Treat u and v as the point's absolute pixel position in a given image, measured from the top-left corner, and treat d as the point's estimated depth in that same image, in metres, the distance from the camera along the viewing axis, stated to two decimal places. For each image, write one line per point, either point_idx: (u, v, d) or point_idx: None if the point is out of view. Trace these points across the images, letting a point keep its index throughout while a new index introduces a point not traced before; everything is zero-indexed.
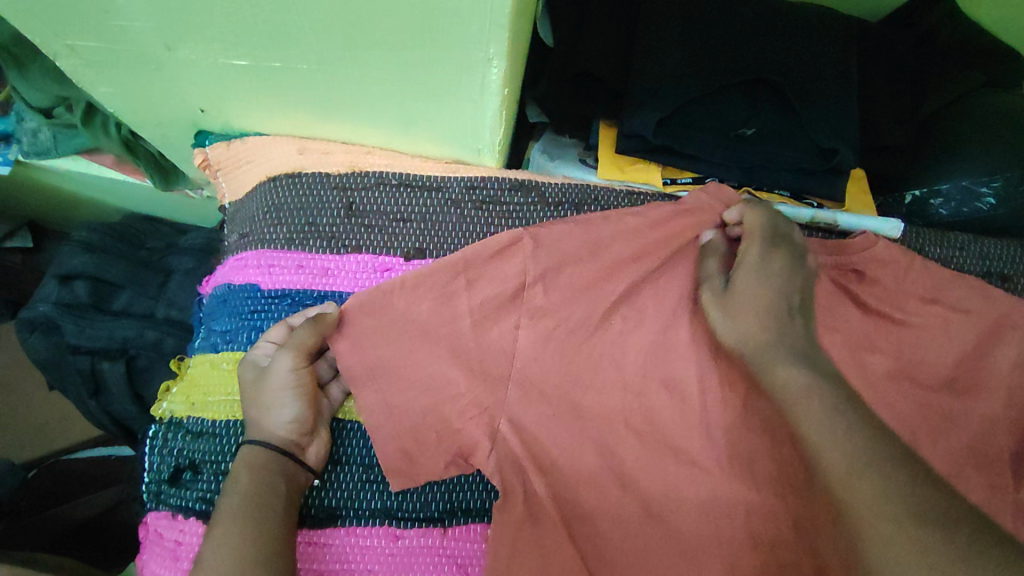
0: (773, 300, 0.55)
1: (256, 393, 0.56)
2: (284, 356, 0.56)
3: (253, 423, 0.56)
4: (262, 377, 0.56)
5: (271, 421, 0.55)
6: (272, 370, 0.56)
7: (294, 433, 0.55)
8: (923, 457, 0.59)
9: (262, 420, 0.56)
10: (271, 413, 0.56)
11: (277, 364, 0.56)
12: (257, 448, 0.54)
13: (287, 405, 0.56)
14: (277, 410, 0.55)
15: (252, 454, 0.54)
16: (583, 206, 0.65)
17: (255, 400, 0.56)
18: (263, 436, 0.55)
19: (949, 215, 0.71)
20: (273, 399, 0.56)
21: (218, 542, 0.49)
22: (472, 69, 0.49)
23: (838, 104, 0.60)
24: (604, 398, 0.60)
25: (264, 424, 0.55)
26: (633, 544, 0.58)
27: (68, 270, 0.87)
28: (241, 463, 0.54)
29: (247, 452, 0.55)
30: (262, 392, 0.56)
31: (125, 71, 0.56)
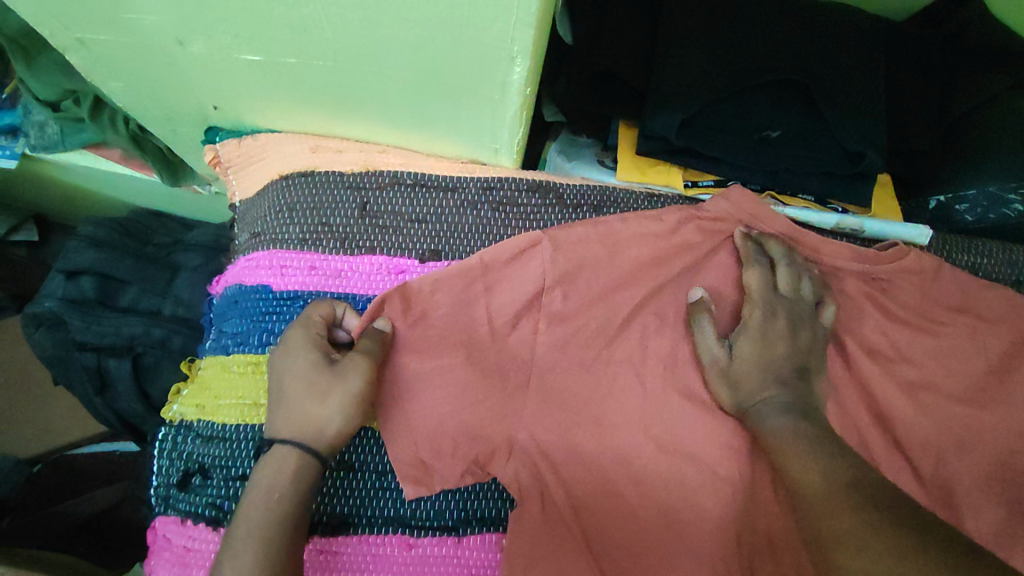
0: (774, 358, 0.57)
1: (317, 388, 0.50)
2: (360, 363, 0.51)
3: (305, 421, 0.50)
4: (329, 374, 0.51)
5: (325, 425, 0.50)
6: (345, 374, 0.51)
7: (339, 443, 0.51)
8: (948, 469, 0.58)
9: (314, 420, 0.50)
10: (330, 417, 0.50)
11: (352, 368, 0.51)
12: (303, 453, 0.50)
13: (346, 413, 0.51)
14: (336, 415, 0.50)
15: (296, 457, 0.50)
16: (602, 208, 0.63)
17: (315, 396, 0.50)
18: (311, 437, 0.50)
19: (973, 221, 0.71)
20: (335, 405, 0.51)
21: (240, 562, 0.46)
22: (494, 67, 0.47)
23: (868, 106, 0.58)
24: (622, 405, 0.58)
25: (317, 425, 0.50)
26: (653, 556, 0.56)
27: (75, 266, 0.86)
28: (279, 465, 0.50)
29: (290, 452, 0.50)
30: (326, 392, 0.50)
31: (137, 65, 0.54)
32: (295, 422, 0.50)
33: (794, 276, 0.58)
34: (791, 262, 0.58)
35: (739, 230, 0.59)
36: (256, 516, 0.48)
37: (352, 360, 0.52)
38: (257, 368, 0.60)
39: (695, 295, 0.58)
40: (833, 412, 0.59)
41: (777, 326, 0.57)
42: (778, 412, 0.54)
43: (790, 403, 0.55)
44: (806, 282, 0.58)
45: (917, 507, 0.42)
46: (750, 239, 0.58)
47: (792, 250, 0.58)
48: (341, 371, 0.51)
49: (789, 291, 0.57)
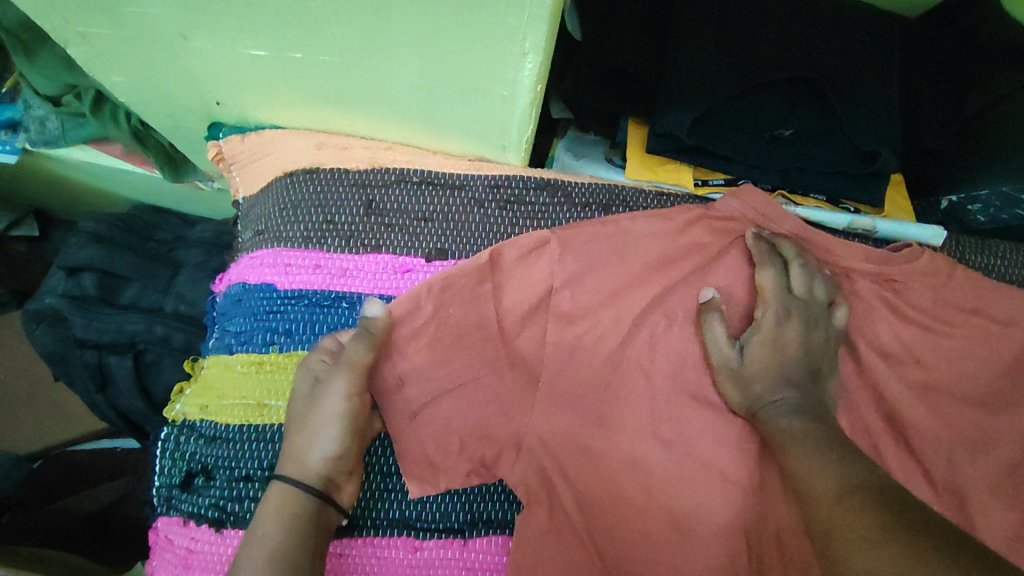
0: (786, 360, 0.56)
1: (302, 416, 0.52)
2: (339, 380, 0.52)
3: (293, 450, 0.52)
4: (311, 400, 0.52)
5: (311, 450, 0.52)
6: (324, 395, 0.52)
7: (330, 466, 0.52)
8: (960, 473, 0.57)
9: (302, 449, 0.52)
10: (315, 443, 0.52)
11: (331, 387, 0.52)
12: (289, 483, 0.51)
13: (331, 435, 0.52)
14: (320, 439, 0.52)
15: (283, 488, 0.51)
16: (610, 207, 0.63)
17: (301, 424, 0.52)
18: (298, 466, 0.51)
19: (986, 221, 0.70)
20: (317, 428, 0.52)
21: None
22: (506, 63, 0.47)
23: (881, 103, 0.57)
24: (632, 407, 0.58)
25: (304, 452, 0.52)
26: (663, 560, 0.55)
27: (75, 262, 0.85)
28: (269, 499, 0.50)
29: (278, 484, 0.51)
30: (310, 417, 0.52)
31: (140, 60, 0.53)
32: (287, 454, 0.52)
33: (808, 277, 0.57)
34: (805, 263, 0.57)
35: (751, 231, 0.58)
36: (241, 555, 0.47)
37: (332, 379, 0.52)
38: (261, 367, 0.59)
39: (706, 295, 0.57)
40: (844, 415, 0.59)
41: (790, 328, 0.56)
42: (789, 415, 0.54)
43: (802, 406, 0.54)
44: (818, 283, 0.57)
45: (932, 514, 0.42)
46: (762, 239, 0.58)
47: (805, 251, 0.58)
48: (320, 393, 0.52)
49: (802, 292, 0.56)
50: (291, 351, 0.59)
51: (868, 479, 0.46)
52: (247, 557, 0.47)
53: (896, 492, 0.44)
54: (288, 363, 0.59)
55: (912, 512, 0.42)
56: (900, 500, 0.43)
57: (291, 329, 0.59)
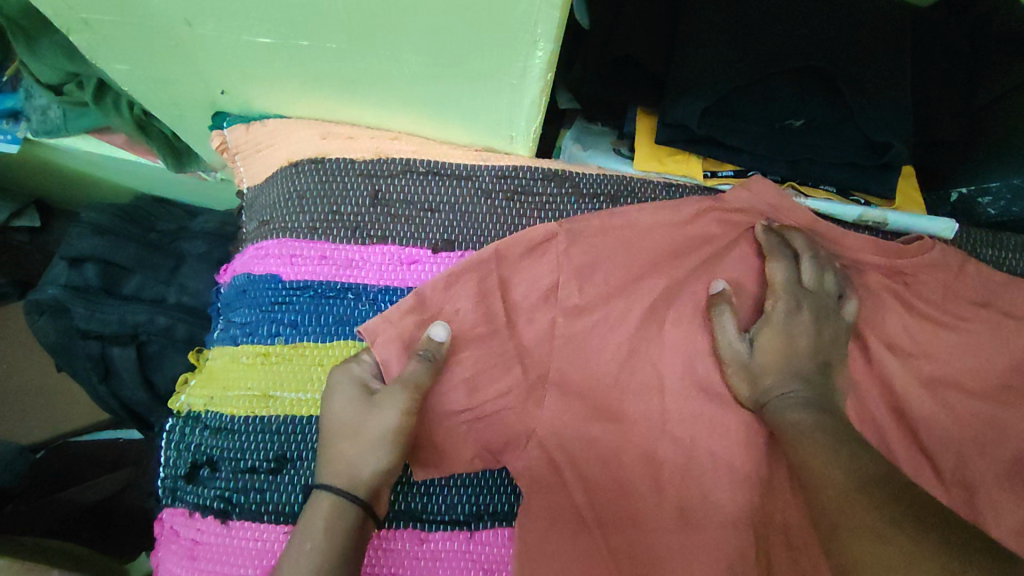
0: (796, 353, 0.55)
1: (354, 427, 0.51)
2: (398, 394, 0.51)
3: (340, 461, 0.51)
4: (365, 411, 0.51)
5: (363, 464, 0.50)
6: (381, 410, 0.51)
7: (378, 482, 0.51)
8: (969, 466, 0.57)
9: (352, 461, 0.50)
10: (366, 455, 0.50)
11: (389, 401, 0.51)
12: (338, 495, 0.49)
13: (384, 451, 0.51)
14: (373, 454, 0.51)
15: (330, 499, 0.49)
16: (619, 198, 0.62)
17: (353, 435, 0.51)
18: (347, 479, 0.50)
19: (996, 214, 0.69)
20: (370, 442, 0.51)
21: None
22: (516, 51, 0.46)
23: (894, 94, 0.56)
24: (640, 398, 0.57)
25: (354, 465, 0.50)
26: (667, 553, 0.55)
27: (78, 253, 0.85)
28: (314, 511, 0.49)
29: (324, 495, 0.50)
30: (361, 428, 0.51)
31: (143, 47, 0.53)
32: (332, 465, 0.51)
33: (819, 269, 0.56)
34: (816, 255, 0.57)
35: (761, 224, 0.58)
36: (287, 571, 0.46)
37: (390, 393, 0.51)
38: (265, 359, 0.59)
39: (716, 287, 0.57)
40: (852, 408, 0.58)
41: (801, 321, 0.55)
42: (798, 408, 0.53)
43: (811, 398, 0.54)
44: (829, 276, 0.57)
45: (942, 508, 0.41)
46: (772, 232, 0.57)
47: (815, 244, 0.57)
48: (378, 406, 0.51)
49: (812, 285, 0.56)
50: (296, 343, 0.59)
51: (877, 472, 0.46)
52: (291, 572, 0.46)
53: (905, 485, 0.44)
54: (293, 353, 0.58)
55: (922, 506, 0.42)
56: (910, 493, 0.43)
57: (297, 320, 0.59)
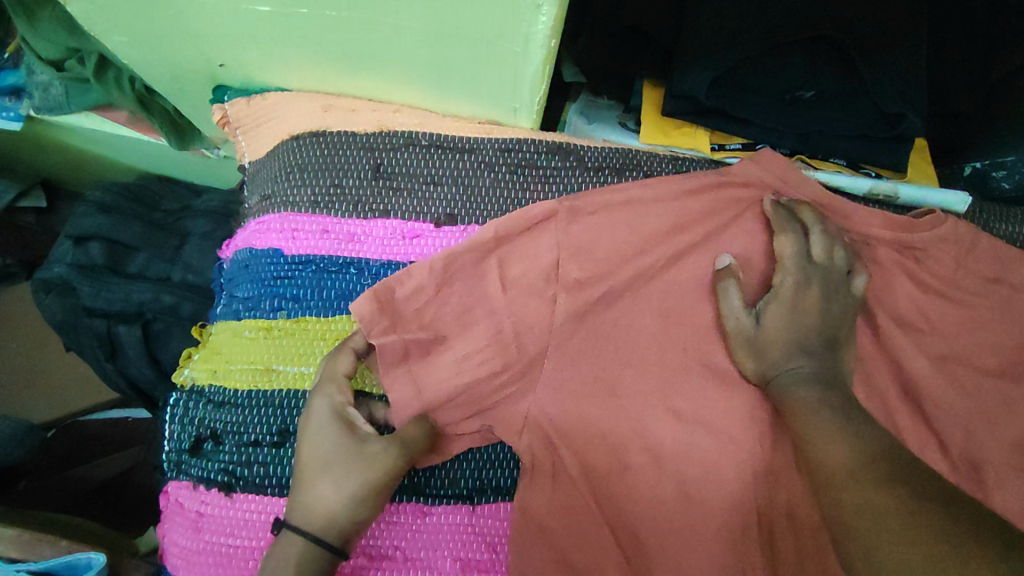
0: (804, 329, 0.55)
1: (337, 473, 0.51)
2: (389, 452, 0.52)
3: (318, 505, 0.50)
4: (352, 460, 0.51)
5: (340, 511, 0.50)
6: (369, 462, 0.51)
7: (353, 531, 0.51)
8: (976, 443, 0.56)
9: (331, 509, 0.50)
10: (343, 503, 0.51)
11: (377, 458, 0.51)
12: (311, 537, 0.50)
13: (363, 503, 0.51)
14: (353, 505, 0.51)
15: (303, 542, 0.50)
16: (625, 171, 0.61)
17: (334, 481, 0.51)
18: (321, 523, 0.50)
19: (1012, 189, 0.68)
20: (352, 494, 0.51)
21: None
22: (519, 16, 0.45)
23: (911, 61, 0.54)
24: (644, 374, 0.57)
25: (333, 512, 0.50)
26: (669, 530, 0.55)
27: (83, 232, 0.85)
28: (285, 549, 0.49)
29: (297, 537, 0.50)
30: (345, 480, 0.51)
31: (140, 17, 0.52)
32: (309, 507, 0.50)
33: (829, 241, 0.55)
34: (825, 229, 0.56)
35: (768, 198, 0.57)
36: None
37: (379, 448, 0.52)
38: (267, 333, 0.58)
39: (722, 262, 0.56)
40: (859, 385, 0.58)
41: (810, 296, 0.55)
42: (805, 384, 0.52)
43: (819, 373, 0.53)
44: (840, 251, 0.56)
45: (944, 482, 0.41)
46: (780, 206, 0.56)
47: (825, 218, 0.56)
48: (365, 457, 0.51)
49: (822, 259, 0.55)
50: (299, 317, 0.58)
51: (880, 447, 0.45)
52: None
53: (908, 461, 0.44)
54: (295, 328, 0.58)
55: (924, 480, 0.41)
56: (913, 468, 0.43)
57: (299, 295, 0.58)
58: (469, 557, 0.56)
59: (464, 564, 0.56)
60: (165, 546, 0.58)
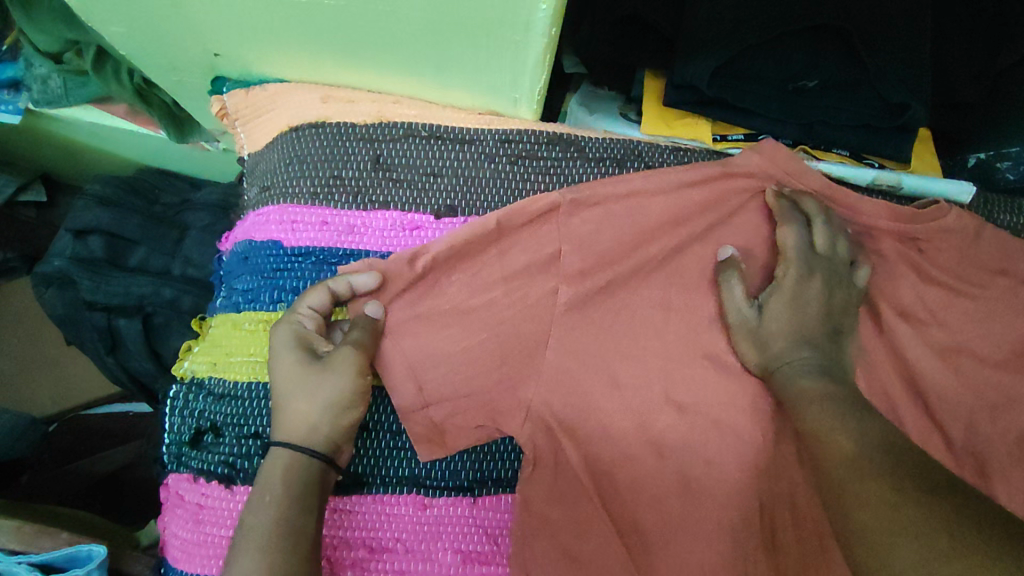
0: (807, 321, 0.54)
1: (305, 388, 0.51)
2: (348, 355, 0.51)
3: (295, 419, 0.51)
4: (316, 373, 0.51)
5: (319, 422, 0.51)
6: (332, 370, 0.51)
7: (339, 438, 0.52)
8: (979, 435, 0.56)
9: (308, 421, 0.50)
10: (320, 412, 0.51)
11: (339, 362, 0.51)
12: (297, 452, 0.50)
13: (339, 408, 0.51)
14: (331, 414, 0.51)
15: (288, 455, 0.50)
16: (626, 162, 0.61)
17: (304, 394, 0.51)
18: (304, 435, 0.50)
19: (1015, 180, 0.67)
20: (323, 401, 0.51)
21: (236, 566, 0.46)
22: (517, 5, 0.44)
23: (914, 50, 0.54)
24: (644, 366, 0.57)
25: (313, 423, 0.51)
26: (671, 522, 0.55)
27: (83, 225, 0.84)
28: (273, 466, 0.50)
29: (284, 451, 0.50)
30: (312, 389, 0.51)
31: (137, 8, 0.51)
32: (288, 423, 0.51)
33: (832, 231, 0.55)
34: (828, 220, 0.55)
35: (771, 189, 0.56)
36: (250, 518, 0.48)
37: (338, 354, 0.51)
38: (267, 325, 0.58)
39: (725, 253, 0.56)
40: (862, 377, 0.57)
41: (813, 287, 0.54)
42: (807, 376, 0.52)
43: (820, 365, 0.53)
44: (842, 242, 0.55)
45: (946, 475, 0.41)
46: (783, 197, 0.56)
47: (828, 209, 0.56)
48: (327, 364, 0.51)
49: (824, 250, 0.55)
50: None
51: (883, 439, 0.45)
52: (249, 518, 0.48)
53: (911, 453, 0.43)
54: None
55: (928, 472, 0.41)
56: (914, 460, 0.42)
57: (299, 288, 0.58)
58: (469, 549, 0.56)
59: (465, 556, 0.56)
60: (167, 538, 0.58)
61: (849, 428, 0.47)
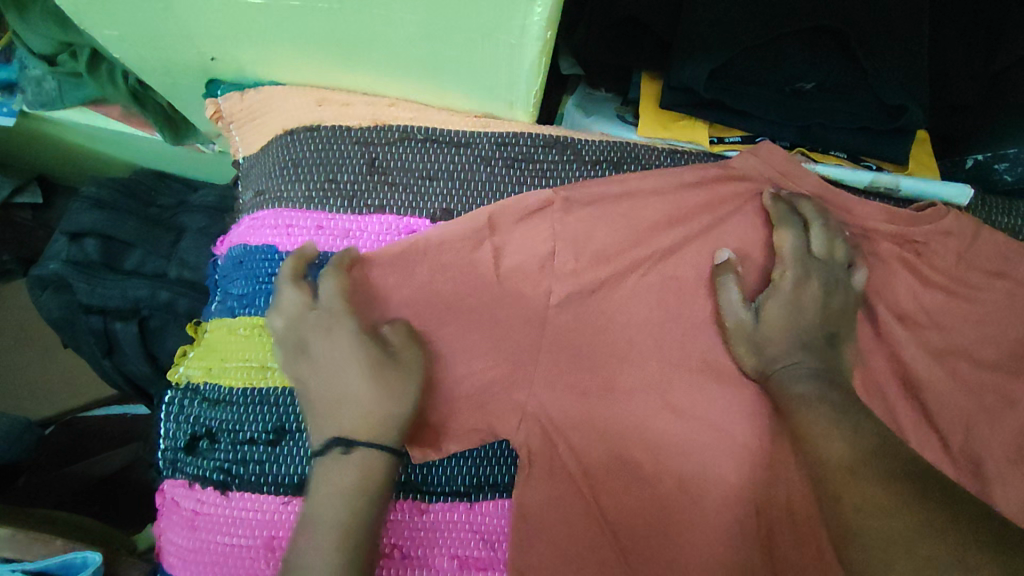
0: (805, 325, 0.54)
1: (381, 387, 0.49)
2: (413, 356, 0.51)
3: (369, 418, 0.49)
4: (387, 371, 0.50)
5: (390, 421, 0.50)
6: (404, 370, 0.51)
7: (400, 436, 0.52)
8: (976, 438, 0.55)
9: (380, 420, 0.49)
10: (388, 406, 0.49)
11: (409, 362, 0.51)
12: (383, 452, 0.49)
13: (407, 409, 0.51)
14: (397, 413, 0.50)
15: (373, 454, 0.49)
16: (622, 164, 0.61)
17: (381, 392, 0.49)
18: (380, 434, 0.49)
19: (1014, 181, 0.68)
20: (398, 399, 0.50)
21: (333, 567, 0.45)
22: (513, 8, 0.44)
23: (911, 53, 0.53)
24: (642, 370, 0.56)
25: (385, 421, 0.49)
26: (669, 525, 0.55)
27: (78, 228, 0.84)
28: (362, 464, 0.49)
29: (374, 451, 0.49)
30: (386, 387, 0.49)
31: (130, 11, 0.51)
32: (362, 422, 0.49)
33: (829, 234, 0.55)
34: (826, 222, 0.55)
35: (767, 192, 0.56)
36: (342, 518, 0.47)
37: (406, 354, 0.51)
38: (262, 330, 0.58)
39: (721, 257, 0.56)
40: (860, 383, 0.57)
41: (811, 290, 0.54)
42: (804, 380, 0.52)
43: (818, 368, 0.53)
44: (840, 244, 0.55)
45: (944, 479, 0.41)
46: (781, 199, 0.56)
47: (826, 212, 0.56)
48: (401, 363, 0.51)
49: (822, 253, 0.55)
50: None
51: (881, 443, 0.45)
52: (343, 518, 0.47)
53: (908, 456, 0.43)
54: None
55: (925, 476, 0.41)
56: (912, 464, 0.42)
57: None
58: (467, 554, 0.55)
59: (463, 561, 0.55)
60: (162, 544, 0.58)
61: (846, 432, 0.47)
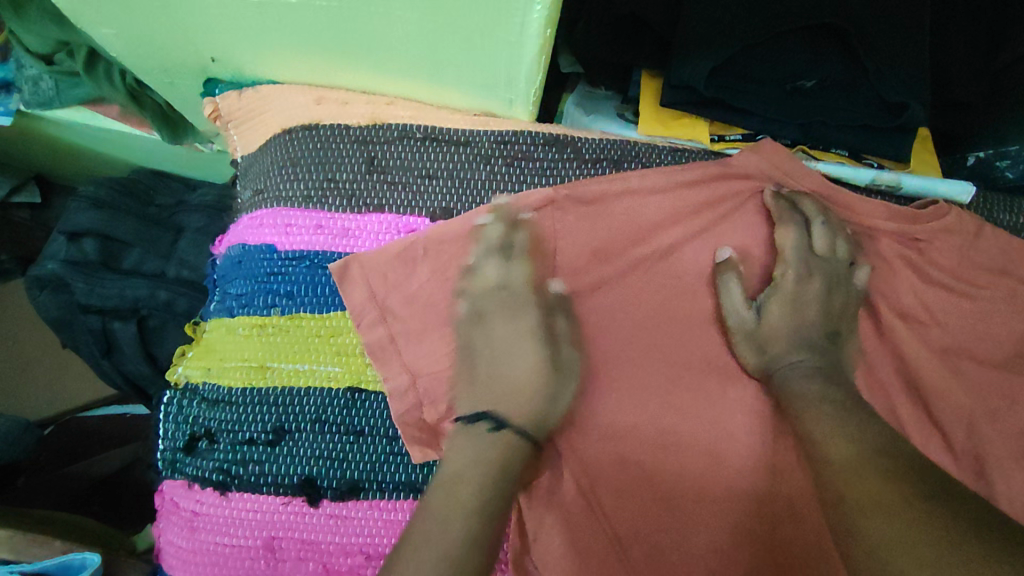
0: (807, 324, 0.55)
1: (548, 382, 0.53)
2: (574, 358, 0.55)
3: (533, 408, 0.52)
4: (552, 368, 0.53)
5: (540, 414, 0.53)
6: (565, 371, 0.54)
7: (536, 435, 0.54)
8: (980, 437, 0.55)
9: (530, 410, 0.52)
10: (543, 400, 0.53)
11: (569, 364, 0.54)
12: (524, 438, 0.51)
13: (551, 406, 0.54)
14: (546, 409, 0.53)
15: (515, 437, 0.51)
16: (623, 162, 0.60)
17: (541, 385, 0.53)
18: (529, 423, 0.52)
19: (1015, 178, 0.67)
20: (550, 396, 0.53)
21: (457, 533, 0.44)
22: (512, 6, 0.44)
23: (912, 50, 0.53)
24: (643, 369, 0.56)
25: (536, 413, 0.53)
26: (671, 524, 0.55)
27: (76, 227, 0.83)
28: (502, 443, 0.50)
29: (517, 435, 0.51)
30: (542, 380, 0.53)
31: (126, 9, 0.50)
32: (526, 410, 0.52)
33: (830, 232, 0.55)
34: (827, 220, 0.55)
35: (768, 189, 0.56)
36: (481, 488, 0.47)
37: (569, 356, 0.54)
38: (262, 330, 0.57)
39: (722, 255, 0.55)
40: (862, 378, 0.57)
41: (812, 288, 0.55)
42: (805, 378, 0.52)
43: (820, 366, 0.53)
44: (841, 243, 0.55)
45: (947, 478, 0.40)
46: (781, 197, 0.55)
47: (827, 210, 0.56)
48: (563, 364, 0.54)
49: (823, 251, 0.55)
50: (292, 314, 0.57)
51: (884, 441, 0.45)
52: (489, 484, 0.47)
53: (910, 455, 0.43)
54: (289, 325, 0.57)
55: (928, 475, 0.41)
56: (915, 462, 0.42)
57: (293, 292, 0.57)
58: None
59: None
60: (162, 545, 0.58)
61: (848, 430, 0.46)
